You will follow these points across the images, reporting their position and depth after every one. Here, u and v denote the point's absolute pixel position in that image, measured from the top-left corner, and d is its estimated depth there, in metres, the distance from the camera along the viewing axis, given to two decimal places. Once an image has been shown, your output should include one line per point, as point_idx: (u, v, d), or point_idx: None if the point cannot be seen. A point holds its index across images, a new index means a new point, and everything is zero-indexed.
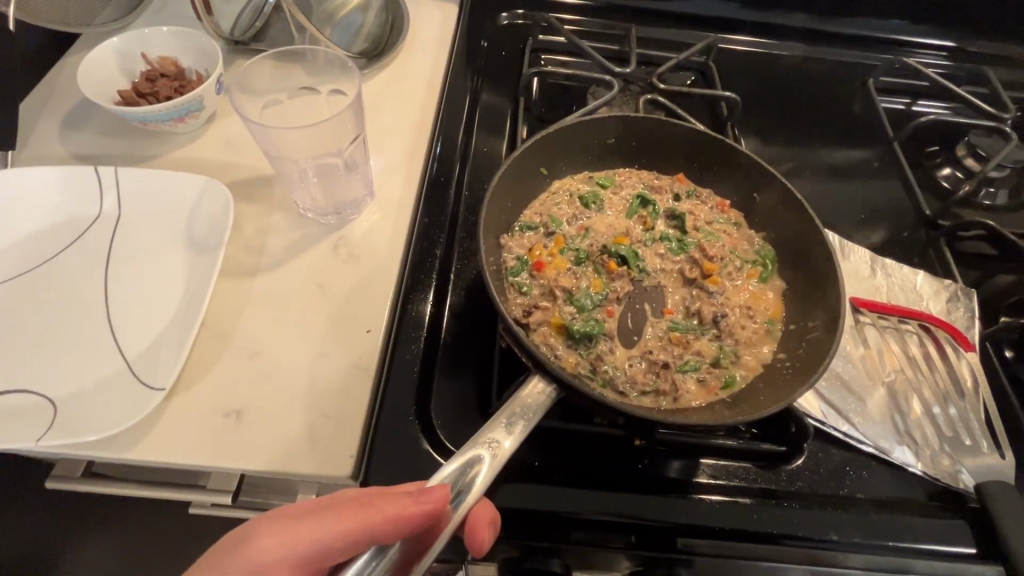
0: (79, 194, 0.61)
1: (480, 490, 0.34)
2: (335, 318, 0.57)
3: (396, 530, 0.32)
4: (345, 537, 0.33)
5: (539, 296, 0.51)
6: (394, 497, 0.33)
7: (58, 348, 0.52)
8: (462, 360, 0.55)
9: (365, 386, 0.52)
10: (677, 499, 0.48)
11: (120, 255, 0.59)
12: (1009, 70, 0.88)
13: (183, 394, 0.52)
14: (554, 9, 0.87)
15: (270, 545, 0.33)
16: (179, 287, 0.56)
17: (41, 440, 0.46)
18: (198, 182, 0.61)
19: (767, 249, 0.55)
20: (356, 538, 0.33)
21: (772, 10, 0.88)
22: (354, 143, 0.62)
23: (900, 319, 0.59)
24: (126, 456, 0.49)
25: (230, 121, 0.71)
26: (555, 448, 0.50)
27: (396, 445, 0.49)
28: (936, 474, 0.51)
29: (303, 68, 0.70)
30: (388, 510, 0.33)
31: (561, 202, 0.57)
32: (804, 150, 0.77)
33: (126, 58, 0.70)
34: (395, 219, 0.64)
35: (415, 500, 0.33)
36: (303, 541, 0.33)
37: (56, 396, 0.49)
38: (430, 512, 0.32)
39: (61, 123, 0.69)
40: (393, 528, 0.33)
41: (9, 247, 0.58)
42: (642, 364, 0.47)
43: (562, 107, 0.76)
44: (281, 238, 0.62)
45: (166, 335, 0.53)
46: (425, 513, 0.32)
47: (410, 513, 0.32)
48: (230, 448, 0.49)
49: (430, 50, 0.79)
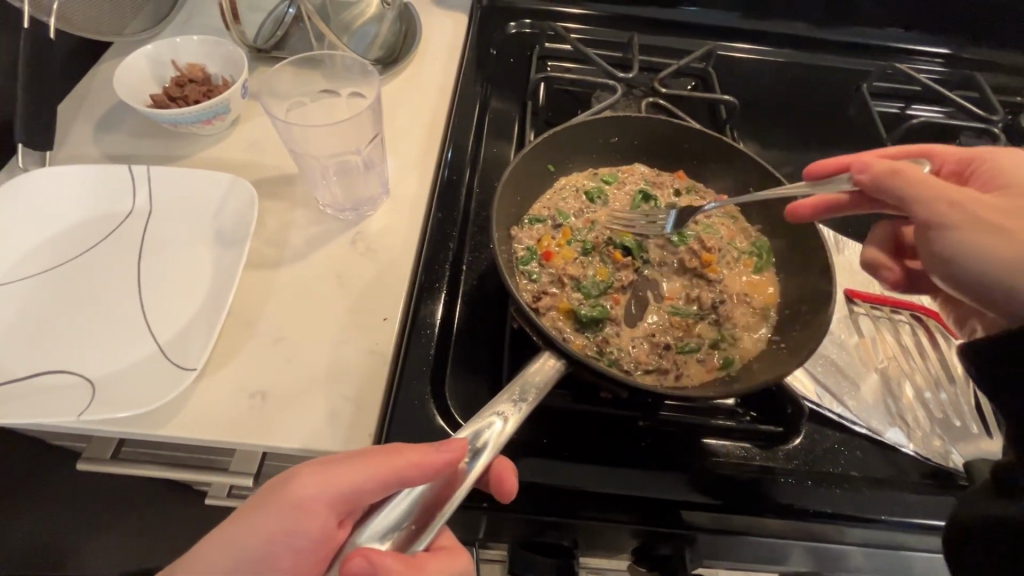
0: (114, 191, 0.65)
1: (493, 452, 0.37)
2: (354, 307, 0.60)
3: (419, 474, 0.35)
4: (376, 478, 0.36)
5: (548, 284, 0.54)
6: (418, 446, 0.36)
7: (95, 332, 0.55)
8: (474, 348, 0.58)
9: (384, 369, 0.55)
10: (680, 476, 0.50)
11: (153, 247, 0.62)
12: (1000, 76, 0.91)
13: (212, 376, 0.55)
14: (559, 19, 0.91)
15: (309, 484, 0.36)
16: (209, 276, 0.60)
17: (82, 414, 0.49)
18: (225, 180, 0.65)
19: (763, 241, 0.59)
20: (385, 481, 0.36)
21: (770, 20, 0.92)
22: (372, 142, 0.66)
23: (893, 309, 0.62)
24: (159, 432, 0.52)
25: (254, 124, 0.75)
26: (562, 428, 0.53)
27: (411, 423, 0.52)
28: (927, 455, 0.53)
29: (323, 74, 0.74)
30: (411, 457, 0.36)
31: (567, 196, 0.61)
32: (802, 154, 0.80)
33: (158, 65, 0.74)
34: (410, 215, 0.68)
35: (436, 450, 0.36)
36: (337, 481, 0.36)
37: (96, 376, 0.52)
38: (450, 460, 0.36)
39: (95, 126, 0.73)
40: (419, 472, 0.35)
41: (50, 240, 0.62)
42: (645, 346, 0.50)
43: (567, 110, 0.80)
44: (302, 233, 0.66)
45: (196, 321, 0.56)
46: (446, 460, 0.36)
47: (432, 459, 0.35)
48: (256, 427, 0.52)
49: (441, 57, 0.84)
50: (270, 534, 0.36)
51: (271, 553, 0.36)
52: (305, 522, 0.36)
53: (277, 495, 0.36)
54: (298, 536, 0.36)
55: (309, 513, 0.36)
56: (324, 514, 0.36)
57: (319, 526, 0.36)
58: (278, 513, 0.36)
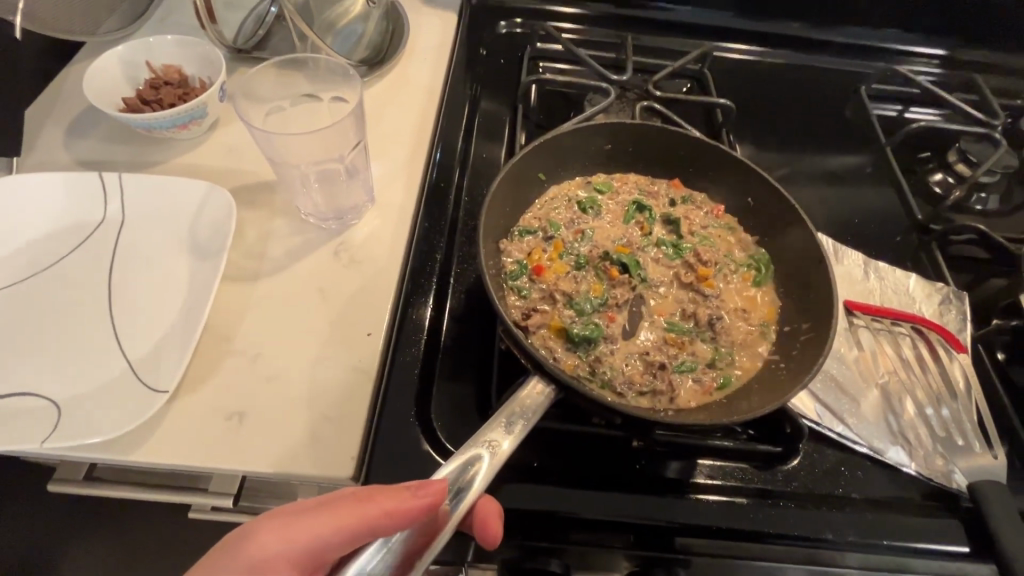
0: (84, 200, 0.62)
1: (479, 489, 0.35)
2: (336, 322, 0.57)
3: (392, 523, 0.34)
4: (345, 531, 0.34)
5: (538, 300, 0.51)
6: (392, 491, 0.34)
7: (63, 350, 0.53)
8: (461, 365, 0.56)
9: (366, 389, 0.53)
10: (673, 499, 0.49)
11: (125, 261, 0.59)
12: (998, 78, 0.90)
13: (186, 397, 0.52)
14: (551, 19, 0.88)
15: (272, 540, 0.34)
16: (183, 291, 0.57)
17: (45, 442, 0.46)
18: (202, 188, 0.62)
19: (762, 254, 0.56)
20: (353, 533, 0.34)
21: (766, 19, 0.90)
22: (355, 149, 0.64)
23: (893, 322, 0.60)
24: (129, 458, 0.49)
25: (234, 128, 0.72)
26: (552, 448, 0.51)
27: (394, 447, 0.50)
28: (930, 474, 0.51)
29: (305, 76, 0.71)
30: (386, 504, 0.34)
31: (559, 207, 0.58)
32: (800, 158, 0.79)
33: (130, 66, 0.71)
34: (395, 225, 0.65)
35: (412, 494, 0.34)
36: (301, 537, 0.34)
37: (60, 399, 0.50)
38: (428, 505, 0.34)
39: (65, 131, 0.70)
40: (391, 521, 0.34)
41: (15, 252, 0.59)
42: (639, 365, 0.48)
43: (559, 113, 0.77)
44: (283, 243, 0.63)
45: (169, 339, 0.54)
46: (422, 506, 0.34)
47: (407, 506, 0.33)
48: (232, 451, 0.50)
49: (429, 58, 0.81)
50: None
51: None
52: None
53: (231, 556, 0.34)
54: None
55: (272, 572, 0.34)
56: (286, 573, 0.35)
57: None
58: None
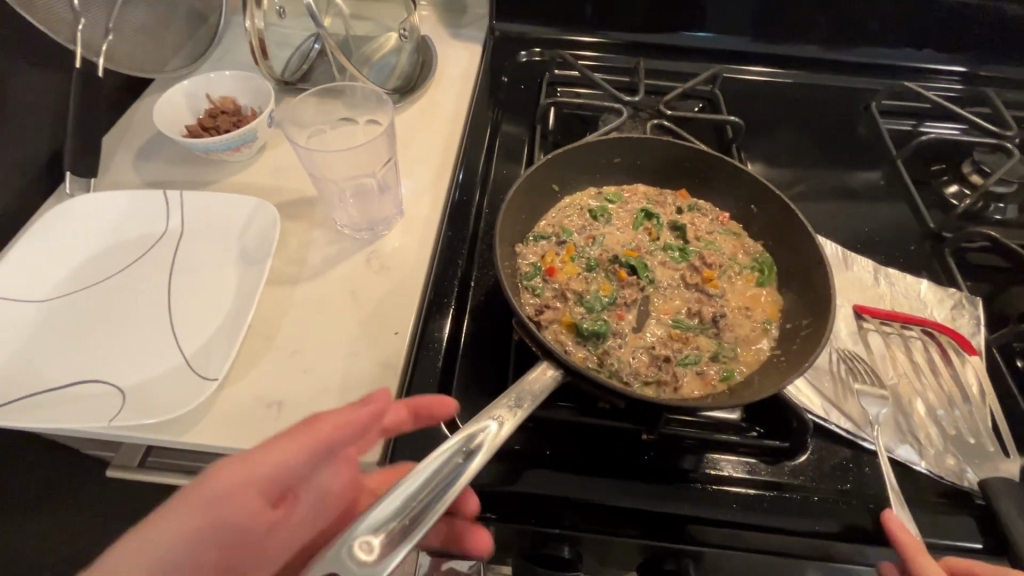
0: (150, 214, 0.70)
1: (488, 453, 0.39)
2: (366, 322, 0.62)
3: (351, 432, 0.41)
4: (309, 453, 0.40)
5: (551, 298, 0.55)
6: (345, 409, 0.41)
7: (128, 344, 0.60)
8: (481, 361, 0.60)
9: (392, 381, 0.57)
10: (680, 490, 0.51)
11: (182, 267, 0.66)
12: (1014, 93, 0.91)
13: (232, 387, 0.58)
14: (570, 48, 0.94)
15: (236, 471, 0.38)
16: (232, 293, 0.64)
17: (113, 421, 0.52)
18: (251, 203, 0.69)
19: (765, 257, 0.59)
20: (317, 452, 0.40)
21: (778, 42, 0.93)
22: (386, 166, 0.70)
23: (903, 325, 0.62)
24: (181, 440, 0.55)
25: (279, 151, 0.80)
26: (564, 439, 0.53)
27: (417, 435, 0.54)
28: (941, 473, 0.52)
29: (343, 103, 0.79)
30: (338, 420, 0.41)
31: (572, 215, 0.62)
32: (810, 172, 0.81)
33: (192, 99, 0.80)
34: (422, 235, 0.71)
35: (363, 407, 0.42)
36: (266, 466, 0.38)
37: (125, 386, 0.56)
38: (376, 410, 0.42)
39: (135, 155, 0.79)
40: (350, 432, 0.41)
41: (91, 259, 0.67)
42: (645, 357, 0.51)
43: (575, 133, 0.82)
44: (321, 252, 0.69)
45: (219, 334, 0.60)
46: (371, 412, 0.42)
47: (363, 415, 0.41)
48: (272, 435, 0.54)
49: (454, 86, 0.88)
50: (196, 529, 0.37)
51: (195, 548, 0.37)
52: (235, 508, 0.38)
53: (200, 490, 0.37)
54: (229, 526, 0.38)
55: (243, 498, 0.38)
56: (253, 500, 0.39)
57: (251, 509, 0.39)
58: (206, 503, 0.37)
